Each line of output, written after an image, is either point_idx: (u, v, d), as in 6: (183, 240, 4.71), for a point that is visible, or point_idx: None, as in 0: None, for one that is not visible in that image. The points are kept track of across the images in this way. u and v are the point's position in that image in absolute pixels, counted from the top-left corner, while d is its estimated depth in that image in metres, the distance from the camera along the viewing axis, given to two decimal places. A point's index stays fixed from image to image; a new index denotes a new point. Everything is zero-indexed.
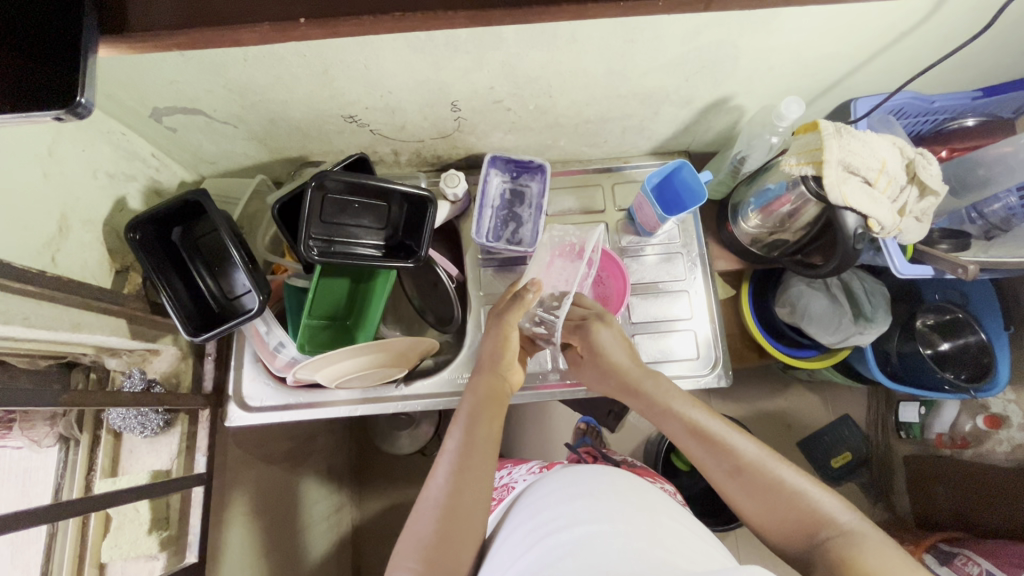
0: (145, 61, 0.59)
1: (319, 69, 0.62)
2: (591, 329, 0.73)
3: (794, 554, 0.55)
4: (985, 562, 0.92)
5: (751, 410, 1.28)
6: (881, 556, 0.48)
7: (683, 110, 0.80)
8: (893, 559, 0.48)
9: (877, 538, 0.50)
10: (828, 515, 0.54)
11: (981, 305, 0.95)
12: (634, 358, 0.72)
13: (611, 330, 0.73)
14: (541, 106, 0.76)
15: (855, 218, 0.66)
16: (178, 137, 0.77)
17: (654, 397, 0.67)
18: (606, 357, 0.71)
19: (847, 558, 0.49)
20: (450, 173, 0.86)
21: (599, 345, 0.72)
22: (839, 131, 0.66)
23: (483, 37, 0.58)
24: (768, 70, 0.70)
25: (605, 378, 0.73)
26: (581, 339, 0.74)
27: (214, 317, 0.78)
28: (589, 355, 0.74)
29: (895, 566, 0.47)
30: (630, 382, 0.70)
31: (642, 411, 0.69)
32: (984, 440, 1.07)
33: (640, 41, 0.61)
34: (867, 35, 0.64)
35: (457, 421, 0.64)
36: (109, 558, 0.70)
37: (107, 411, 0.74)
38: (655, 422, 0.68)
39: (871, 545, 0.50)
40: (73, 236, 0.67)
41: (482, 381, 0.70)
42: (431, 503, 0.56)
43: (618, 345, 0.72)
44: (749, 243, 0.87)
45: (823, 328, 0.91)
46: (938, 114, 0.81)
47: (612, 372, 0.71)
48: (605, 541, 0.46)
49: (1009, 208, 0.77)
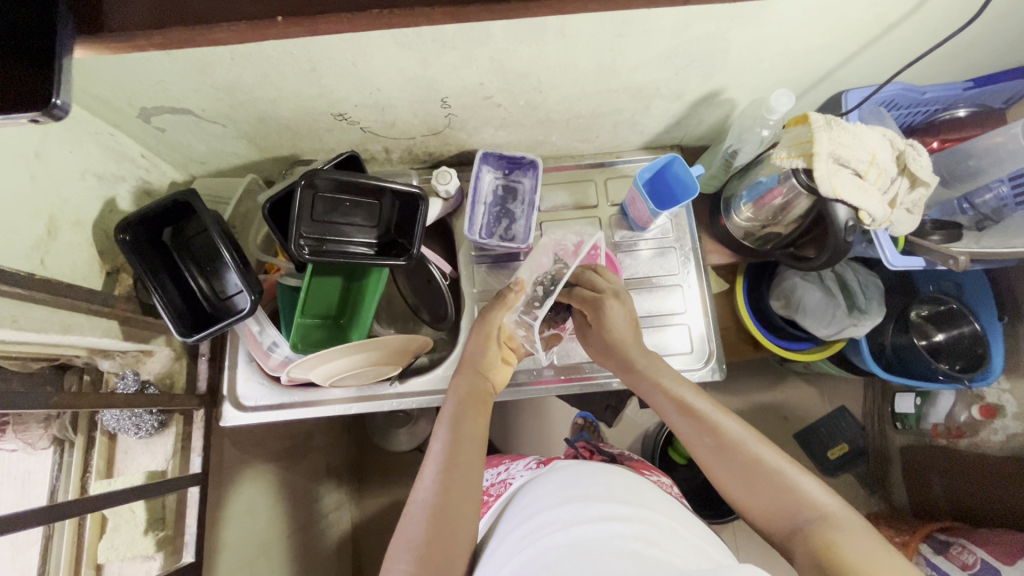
0: (130, 61, 0.59)
1: (306, 66, 0.62)
2: (604, 306, 0.72)
3: (774, 534, 0.55)
4: (981, 550, 0.93)
5: (748, 403, 1.28)
6: (859, 540, 0.48)
7: (673, 105, 0.79)
8: (872, 547, 0.48)
9: (857, 524, 0.50)
10: (809, 497, 0.54)
11: (974, 296, 0.96)
12: (637, 336, 0.73)
13: (623, 307, 0.72)
14: (531, 102, 0.76)
15: (845, 210, 0.67)
16: (168, 138, 0.76)
17: (646, 372, 0.69)
18: (614, 331, 0.72)
19: (827, 543, 0.49)
20: (441, 170, 0.85)
21: (609, 322, 0.72)
22: (829, 123, 0.66)
23: (471, 33, 0.58)
24: (758, 63, 0.70)
25: (605, 357, 0.74)
26: (592, 313, 0.74)
27: (206, 318, 0.78)
28: (598, 329, 0.74)
29: (873, 555, 0.47)
30: (622, 359, 0.72)
31: (634, 387, 0.71)
32: (979, 429, 1.05)
33: (629, 35, 0.61)
34: (857, 26, 0.64)
35: (441, 422, 0.64)
36: (106, 558, 0.70)
37: (101, 413, 0.74)
38: (646, 397, 0.69)
39: (851, 531, 0.49)
40: (62, 238, 0.66)
41: (464, 380, 0.70)
42: (420, 503, 0.56)
43: (627, 323, 0.72)
44: (742, 237, 0.87)
45: (818, 320, 0.91)
46: (929, 106, 0.81)
47: (613, 349, 0.73)
48: (600, 544, 0.46)
49: (999, 199, 0.77)
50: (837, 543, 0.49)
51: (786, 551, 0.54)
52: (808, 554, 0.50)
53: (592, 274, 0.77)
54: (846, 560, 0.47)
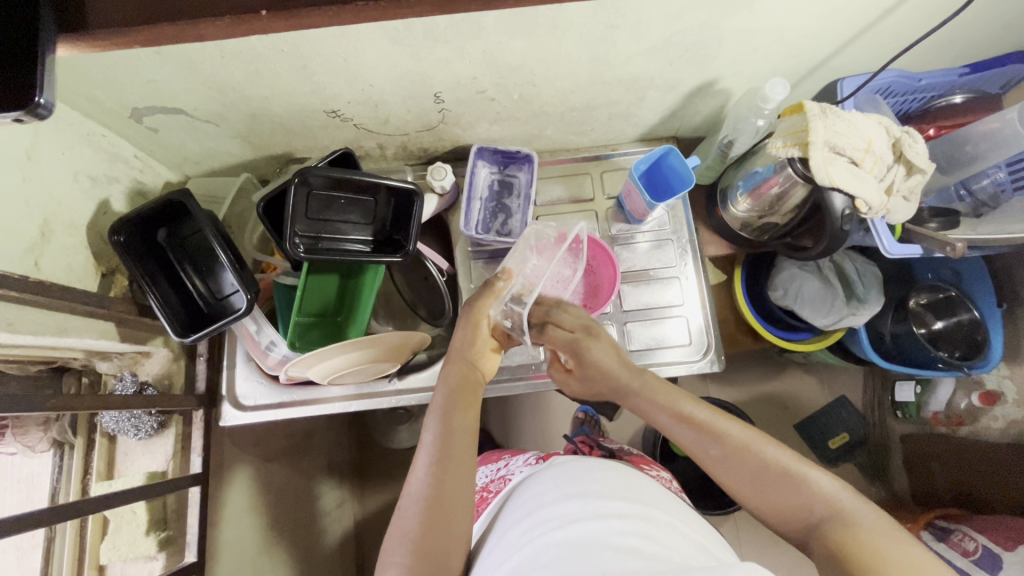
0: (120, 61, 0.59)
1: (298, 63, 0.62)
2: (582, 348, 0.71)
3: (793, 532, 0.55)
4: (981, 537, 0.94)
5: (747, 394, 1.29)
6: (877, 535, 0.48)
7: (669, 95, 0.79)
8: (890, 540, 0.48)
9: (870, 515, 0.51)
10: (820, 491, 0.54)
11: (973, 282, 0.97)
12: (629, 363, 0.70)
13: (602, 343, 0.71)
14: (525, 96, 0.75)
15: (841, 197, 0.66)
16: (160, 138, 0.76)
17: (642, 392, 0.67)
18: (600, 368, 0.70)
19: (845, 542, 0.49)
20: (437, 165, 0.85)
21: (593, 360, 0.71)
22: (824, 112, 0.66)
23: (462, 25, 0.57)
24: (752, 52, 0.69)
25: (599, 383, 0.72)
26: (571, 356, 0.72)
27: (203, 318, 0.77)
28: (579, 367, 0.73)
29: (893, 548, 0.47)
30: (619, 383, 0.70)
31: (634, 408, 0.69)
32: (979, 416, 1.04)
33: (622, 26, 0.61)
34: (849, 13, 0.64)
35: (431, 412, 0.64)
36: (108, 560, 0.71)
37: (100, 415, 0.73)
38: (648, 416, 0.68)
39: (866, 526, 0.49)
40: (56, 240, 0.66)
41: (454, 370, 0.69)
42: (413, 497, 0.56)
43: (613, 355, 0.71)
44: (739, 228, 0.86)
45: (815, 310, 0.91)
46: (924, 92, 0.80)
47: (604, 377, 0.71)
48: (598, 539, 0.46)
49: (998, 184, 0.78)
50: (854, 540, 0.49)
51: (804, 547, 0.54)
52: (828, 553, 0.49)
53: (557, 312, 0.74)
54: (869, 559, 0.46)
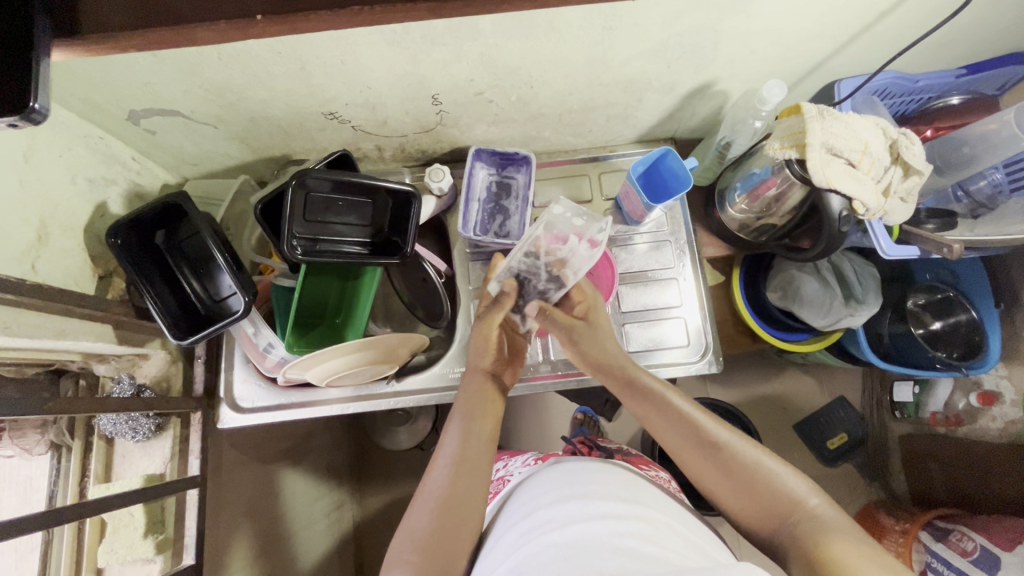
0: (118, 64, 0.59)
1: (296, 65, 0.62)
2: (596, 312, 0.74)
3: (766, 537, 0.55)
4: (980, 537, 0.94)
5: (745, 395, 1.29)
6: (849, 541, 0.48)
7: (667, 97, 0.79)
8: (862, 547, 0.47)
9: (846, 525, 0.50)
10: (798, 497, 0.54)
11: (970, 282, 0.96)
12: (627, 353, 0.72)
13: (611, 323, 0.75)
14: (523, 97, 0.75)
15: (839, 200, 0.66)
16: (158, 140, 0.76)
17: (640, 382, 0.68)
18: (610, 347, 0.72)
19: (818, 546, 0.49)
20: (434, 166, 0.85)
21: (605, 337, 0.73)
22: (821, 114, 0.66)
23: (460, 28, 0.57)
24: (750, 53, 0.69)
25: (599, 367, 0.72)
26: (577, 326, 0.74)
27: (201, 319, 0.77)
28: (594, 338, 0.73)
29: (863, 552, 0.46)
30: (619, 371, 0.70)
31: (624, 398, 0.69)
32: (976, 416, 1.04)
33: (619, 28, 0.61)
34: (847, 15, 0.64)
35: (452, 419, 0.65)
36: (106, 563, 0.71)
37: (96, 418, 0.72)
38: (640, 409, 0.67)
39: (840, 532, 0.49)
40: (53, 243, 0.66)
41: (474, 381, 0.71)
42: (428, 496, 0.57)
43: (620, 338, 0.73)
44: (737, 229, 0.87)
45: (813, 311, 0.92)
46: (921, 94, 0.81)
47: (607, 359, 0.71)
48: (598, 540, 0.46)
49: (994, 184, 0.79)
50: (827, 544, 0.48)
51: (776, 553, 0.54)
52: (800, 558, 0.49)
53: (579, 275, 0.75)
54: (841, 563, 0.46)
